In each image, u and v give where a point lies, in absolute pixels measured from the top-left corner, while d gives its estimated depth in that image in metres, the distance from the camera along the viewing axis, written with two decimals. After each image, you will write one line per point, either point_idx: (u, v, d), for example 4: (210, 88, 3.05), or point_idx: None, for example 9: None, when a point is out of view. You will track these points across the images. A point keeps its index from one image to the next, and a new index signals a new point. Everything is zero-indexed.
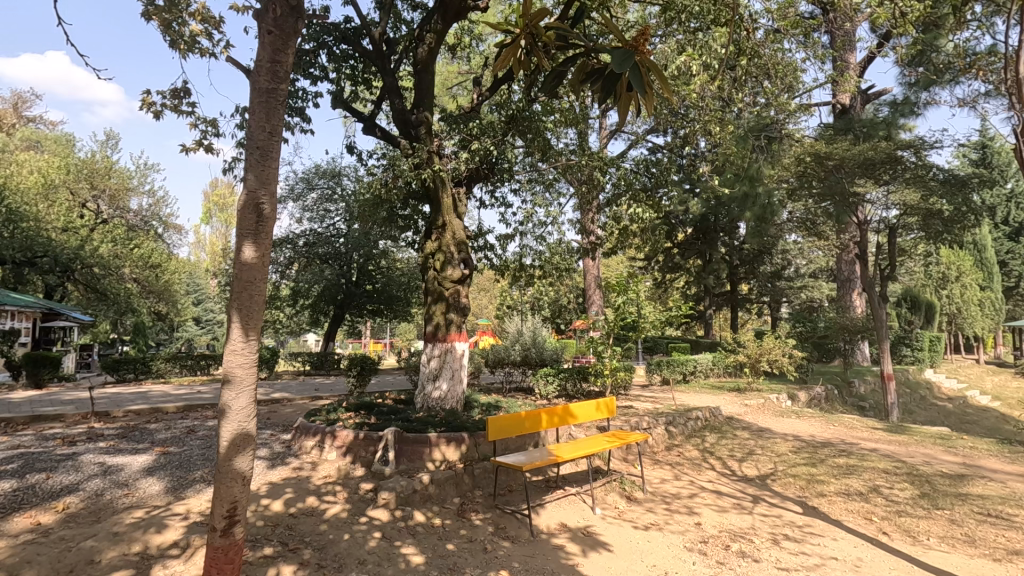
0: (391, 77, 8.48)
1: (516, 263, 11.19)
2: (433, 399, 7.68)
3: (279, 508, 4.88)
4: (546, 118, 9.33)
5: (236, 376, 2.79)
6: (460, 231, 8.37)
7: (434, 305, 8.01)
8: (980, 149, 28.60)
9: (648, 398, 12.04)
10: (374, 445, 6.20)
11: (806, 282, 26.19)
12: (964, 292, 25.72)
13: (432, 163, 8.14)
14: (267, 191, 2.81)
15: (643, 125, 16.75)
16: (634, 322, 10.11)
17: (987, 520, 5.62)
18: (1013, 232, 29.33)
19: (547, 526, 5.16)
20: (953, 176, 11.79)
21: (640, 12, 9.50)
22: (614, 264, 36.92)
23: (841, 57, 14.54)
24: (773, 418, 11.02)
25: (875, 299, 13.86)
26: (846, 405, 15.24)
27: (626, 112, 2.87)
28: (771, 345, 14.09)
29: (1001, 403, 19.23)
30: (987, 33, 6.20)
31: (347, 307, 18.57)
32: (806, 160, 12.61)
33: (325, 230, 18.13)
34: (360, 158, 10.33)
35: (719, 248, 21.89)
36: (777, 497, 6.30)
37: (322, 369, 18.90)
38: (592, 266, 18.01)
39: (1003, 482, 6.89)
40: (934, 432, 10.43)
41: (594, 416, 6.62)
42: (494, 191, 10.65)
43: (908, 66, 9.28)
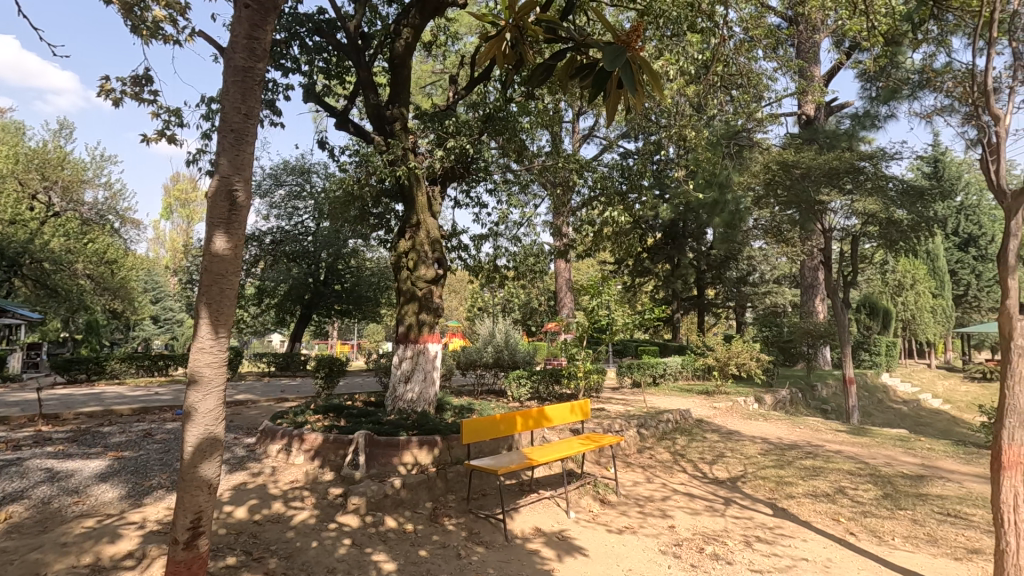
0: (366, 71, 8.29)
1: (490, 264, 11.08)
2: (404, 400, 7.52)
3: (243, 515, 4.68)
4: (522, 119, 9.23)
5: (204, 377, 2.62)
6: (434, 230, 8.24)
7: (407, 305, 7.83)
8: (933, 162, 29.93)
9: (619, 400, 12.11)
10: (343, 449, 5.98)
11: (770, 288, 26.84)
12: (918, 299, 26.76)
13: (407, 160, 7.94)
14: (241, 177, 2.65)
15: (615, 130, 16.99)
16: (605, 325, 10.14)
17: (946, 520, 5.78)
18: (962, 242, 30.73)
19: (521, 530, 5.06)
20: (911, 188, 12.25)
21: (616, 17, 9.56)
22: (585, 268, 37.31)
23: (808, 69, 14.93)
24: (742, 421, 11.21)
25: (839, 306, 14.15)
26: (809, 408, 15.67)
27: (614, 113, 2.73)
28: (739, 349, 14.36)
29: (951, 407, 20.06)
30: (942, 51, 6.35)
31: (314, 307, 18.22)
32: (772, 168, 12.98)
33: (293, 228, 17.67)
34: (332, 153, 10.04)
35: (687, 253, 22.46)
36: (747, 499, 6.36)
37: (288, 371, 18.34)
38: (564, 268, 18.15)
39: (960, 483, 7.12)
40: (894, 435, 10.74)
41: (568, 418, 6.56)
42: (469, 191, 10.52)
43: (869, 79, 9.56)
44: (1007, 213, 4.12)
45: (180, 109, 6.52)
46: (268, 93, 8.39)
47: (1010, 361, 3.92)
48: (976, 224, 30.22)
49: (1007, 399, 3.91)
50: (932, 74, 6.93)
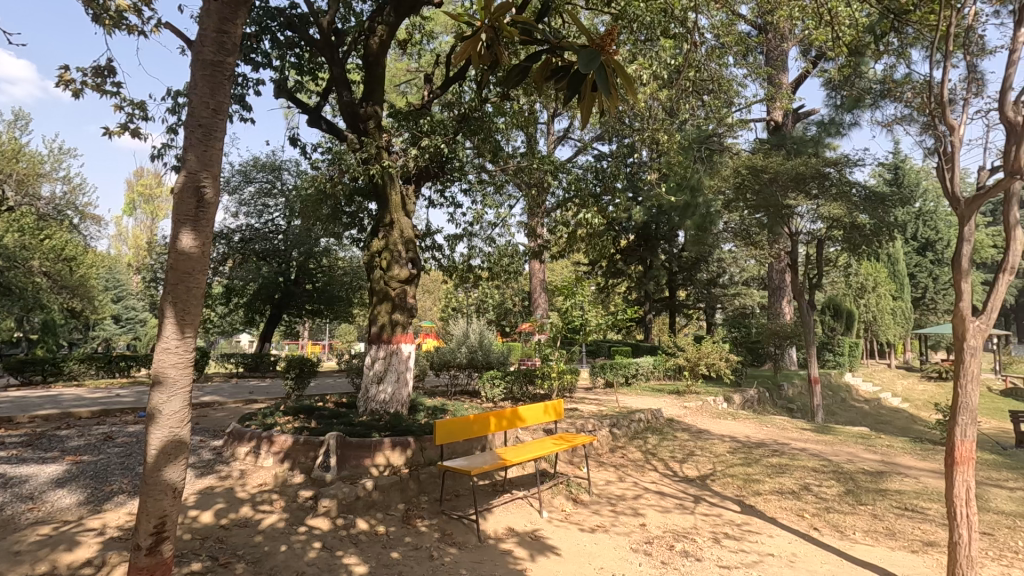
0: (339, 68, 8.17)
1: (464, 265, 11.05)
2: (377, 402, 7.45)
3: (209, 520, 4.58)
4: (497, 120, 9.31)
5: (169, 378, 2.55)
6: (407, 230, 8.17)
7: (379, 306, 7.75)
8: (894, 169, 31.05)
9: (592, 400, 12.22)
10: (314, 451, 5.89)
11: (739, 289, 27.44)
12: (879, 301, 27.70)
13: (381, 159, 7.85)
14: (209, 172, 2.58)
15: (589, 132, 17.13)
16: (579, 326, 10.24)
17: (904, 514, 5.99)
18: (921, 247, 31.96)
19: (494, 530, 5.06)
20: (873, 194, 12.68)
21: (591, 21, 9.63)
22: (559, 268, 37.55)
23: (777, 76, 15.29)
24: (711, 420, 11.44)
25: (805, 307, 14.53)
26: (775, 407, 16.08)
27: (589, 116, 2.74)
28: (709, 350, 14.67)
29: (909, 405, 20.83)
30: (902, 63, 6.59)
31: (284, 307, 17.89)
32: (742, 173, 13.25)
33: (263, 226, 17.30)
34: (304, 151, 9.87)
35: (659, 254, 22.80)
36: (716, 497, 6.49)
37: (257, 372, 17.95)
38: (538, 269, 18.23)
39: (917, 478, 7.39)
40: (856, 432, 11.09)
41: (541, 419, 6.58)
42: (444, 191, 10.47)
43: (834, 87, 9.85)
44: (961, 219, 4.30)
45: (145, 102, 6.32)
46: (237, 88, 8.20)
47: (963, 360, 4.09)
48: (933, 229, 31.43)
49: (960, 397, 4.08)
50: (893, 85, 7.19)
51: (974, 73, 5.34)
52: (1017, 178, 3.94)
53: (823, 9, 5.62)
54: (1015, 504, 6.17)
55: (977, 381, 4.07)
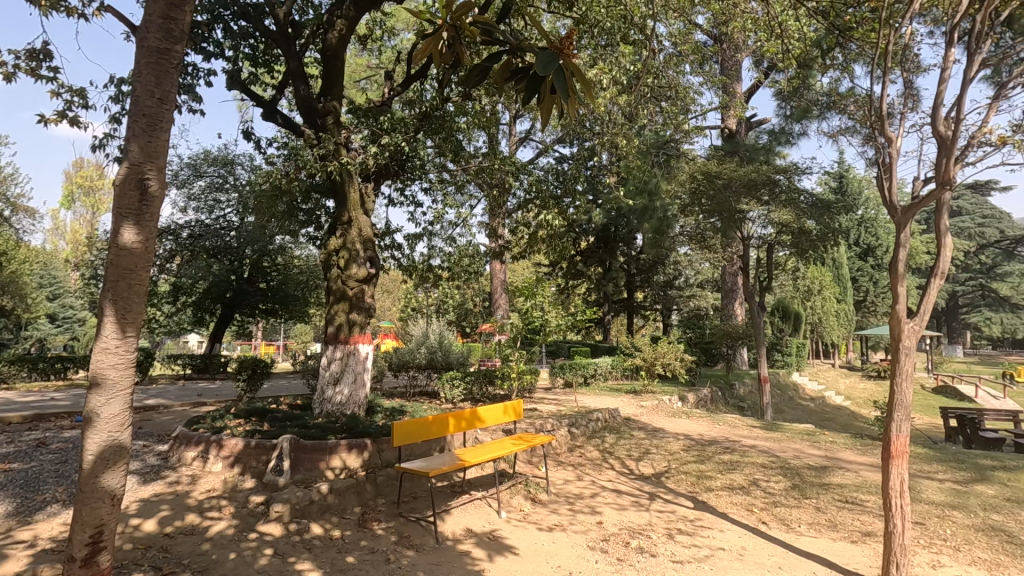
0: (296, 61, 7.96)
1: (424, 264, 10.95)
2: (333, 403, 7.29)
3: (152, 528, 4.39)
4: (458, 119, 9.25)
5: (108, 379, 2.43)
6: (366, 228, 8.03)
7: (336, 305, 7.59)
8: (838, 178, 32.57)
9: (551, 400, 12.32)
10: (266, 454, 5.72)
11: (694, 292, 28.22)
12: (824, 304, 29.01)
13: (339, 155, 7.68)
14: (153, 165, 2.47)
15: (550, 134, 17.29)
16: (539, 326, 10.32)
17: (845, 506, 6.29)
18: (862, 252, 33.63)
19: (453, 532, 5.03)
20: (819, 201, 13.26)
21: (553, 24, 9.71)
22: (520, 270, 37.73)
23: (731, 85, 15.80)
24: (666, 418, 11.71)
25: (755, 309, 15.05)
26: (727, 406, 16.61)
27: (547, 117, 2.75)
28: (664, 350, 15.03)
29: (851, 403, 21.90)
30: (846, 77, 6.91)
31: (236, 306, 17.31)
32: (698, 178, 13.61)
33: (214, 222, 16.67)
34: (258, 145, 9.57)
35: (618, 256, 23.22)
36: (670, 493, 6.66)
37: (206, 373, 17.29)
38: (499, 270, 18.25)
39: (857, 472, 7.77)
40: (801, 429, 11.56)
41: (500, 419, 6.59)
42: (404, 190, 10.36)
43: (783, 97, 10.25)
44: (897, 226, 4.54)
45: (85, 89, 6.00)
46: (187, 77, 7.87)
47: (899, 359, 4.33)
48: (874, 236, 33.16)
49: (896, 395, 4.31)
50: (838, 98, 7.53)
51: (910, 89, 5.65)
52: (948, 189, 4.20)
53: (773, 22, 5.82)
54: (944, 494, 6.58)
55: (911, 380, 4.32)
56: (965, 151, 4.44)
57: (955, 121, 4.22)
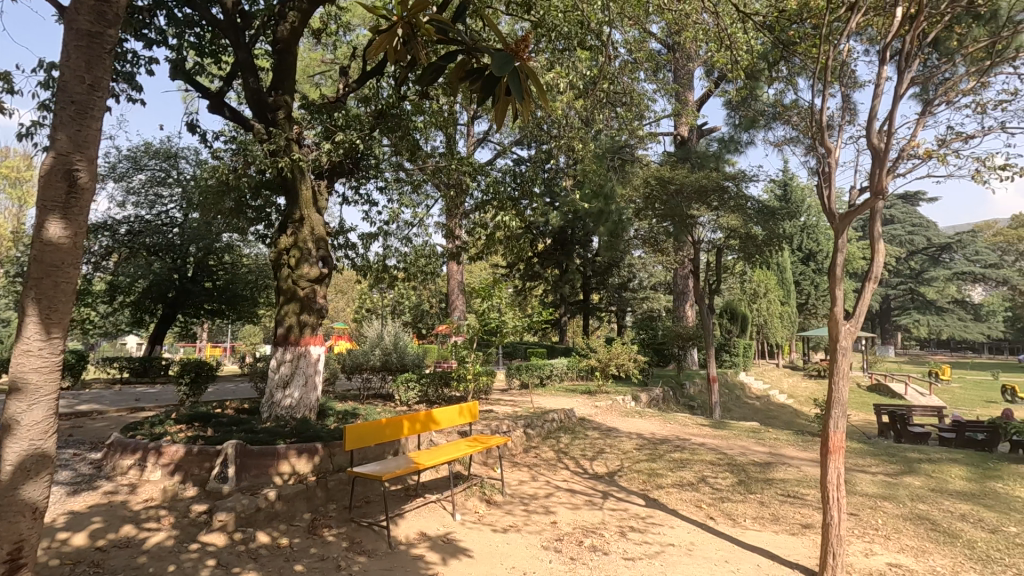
0: (245, 52, 7.68)
1: (379, 264, 10.77)
2: (282, 407, 7.06)
3: (83, 542, 4.14)
4: (415, 118, 9.14)
5: (29, 384, 2.27)
6: (319, 227, 7.82)
7: (286, 306, 7.36)
8: (783, 186, 34.03)
9: (507, 401, 12.35)
10: (210, 461, 5.47)
11: (648, 294, 28.88)
12: (769, 306, 30.24)
13: (291, 151, 7.44)
14: (83, 156, 2.32)
15: (508, 136, 17.33)
16: (496, 327, 10.32)
17: (787, 500, 6.57)
18: (804, 257, 35.25)
19: (406, 536, 4.95)
20: (765, 208, 13.81)
21: (511, 26, 9.74)
22: (477, 271, 37.62)
23: (684, 93, 16.26)
24: (620, 418, 11.93)
25: (705, 311, 15.53)
26: (678, 405, 17.08)
27: (503, 119, 2.73)
28: (618, 351, 15.30)
29: (793, 401, 22.92)
30: (790, 90, 7.23)
31: (179, 306, 16.54)
32: (651, 183, 13.94)
33: (155, 217, 15.88)
34: (203, 139, 9.19)
35: (574, 259, 23.50)
36: (623, 492, 6.78)
37: (145, 377, 16.43)
38: (456, 271, 18.17)
39: (798, 467, 8.13)
40: (748, 427, 11.99)
41: (456, 421, 6.53)
42: (359, 188, 10.18)
43: (732, 107, 10.64)
44: (835, 232, 4.78)
45: (9, 73, 5.59)
46: (125, 65, 7.47)
47: (836, 359, 4.55)
48: (815, 241, 34.82)
49: (833, 392, 4.53)
50: (782, 109, 7.87)
51: (848, 103, 5.98)
52: (880, 198, 4.45)
53: (722, 33, 6.00)
54: (876, 486, 6.98)
55: (847, 378, 4.55)
56: (895, 162, 4.72)
57: (887, 134, 4.48)
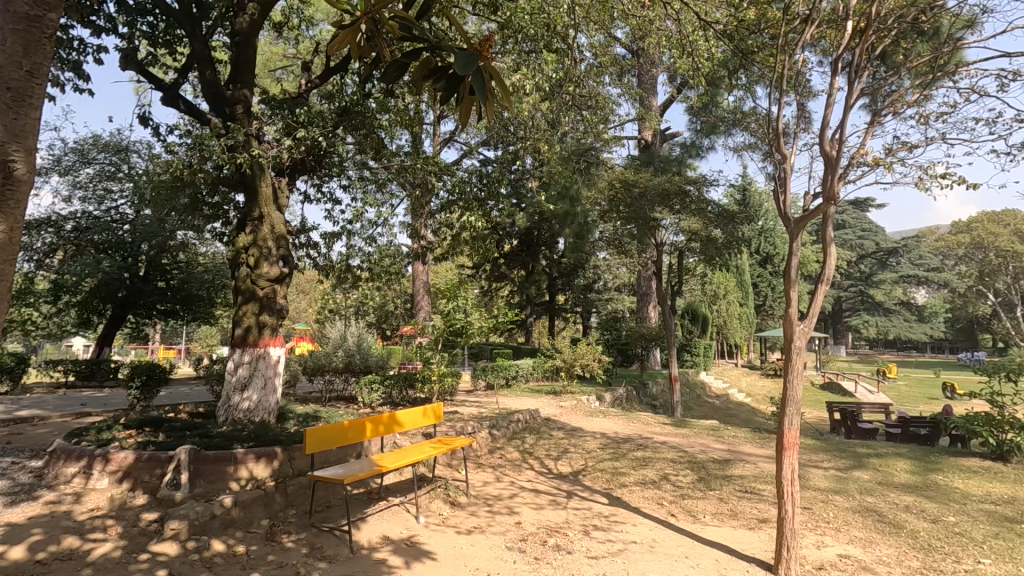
0: (201, 43, 7.42)
1: (342, 264, 10.57)
2: (240, 411, 6.85)
3: (22, 556, 3.92)
4: (380, 116, 9.01)
5: None
6: (279, 225, 7.62)
7: (245, 306, 7.14)
8: (742, 191, 35.04)
9: (472, 402, 12.30)
10: (161, 467, 5.26)
11: (612, 295, 29.29)
12: (729, 308, 31.08)
13: (250, 147, 7.21)
14: (21, 146, 2.17)
15: (475, 137, 17.27)
16: (461, 328, 10.27)
17: (744, 496, 6.76)
18: (762, 260, 36.37)
19: (368, 540, 4.86)
20: (724, 212, 14.18)
21: (477, 26, 9.70)
22: (443, 271, 37.40)
23: (647, 98, 16.53)
24: (584, 418, 12.04)
25: (667, 312, 15.83)
26: (641, 404, 17.36)
27: (467, 118, 2.71)
28: (583, 352, 15.45)
29: (751, 400, 23.61)
30: (749, 97, 7.43)
31: (130, 307, 15.86)
32: (616, 186, 14.13)
33: (104, 214, 15.19)
34: (156, 132, 8.83)
35: (540, 260, 23.61)
36: (587, 491, 6.84)
37: (92, 381, 15.68)
38: (422, 271, 18.00)
39: (755, 464, 8.37)
40: (708, 425, 12.28)
41: (420, 422, 6.46)
42: (321, 186, 9.97)
43: (694, 113, 10.88)
44: (790, 236, 4.94)
45: None
46: (71, 53, 7.12)
47: (791, 358, 4.70)
48: (772, 245, 35.95)
49: (788, 390, 4.67)
50: (741, 116, 8.09)
51: (802, 111, 6.19)
52: (832, 204, 4.63)
53: (684, 40, 6.10)
54: (828, 481, 7.25)
55: (801, 377, 4.70)
56: (846, 170, 4.90)
57: (839, 142, 4.66)
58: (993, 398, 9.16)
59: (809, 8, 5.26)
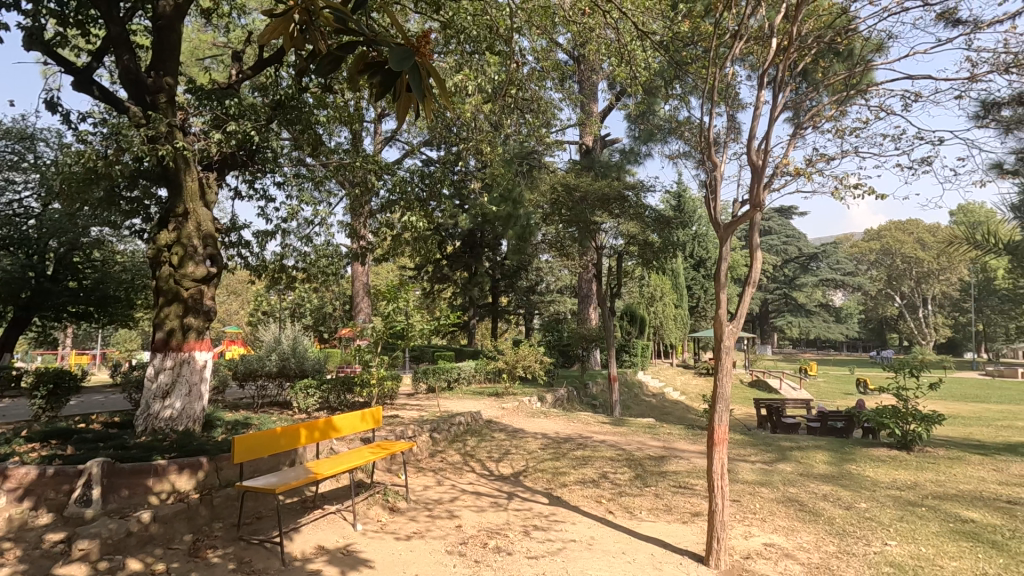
0: (119, 26, 6.91)
1: (276, 264, 10.14)
2: (161, 420, 6.42)
3: None
4: (318, 111, 8.72)
5: None
6: (206, 222, 7.20)
7: (167, 308, 6.70)
8: (677, 197, 36.43)
9: (413, 406, 12.10)
10: (69, 483, 4.83)
11: (553, 297, 29.73)
12: (665, 309, 32.23)
13: (173, 139, 6.78)
14: None
15: (417, 137, 17.04)
16: (402, 331, 10.09)
17: (678, 491, 7.01)
18: (695, 264, 37.95)
19: (302, 551, 4.67)
20: (660, 217, 14.68)
21: (419, 24, 9.58)
22: (384, 272, 36.70)
23: (588, 104, 16.89)
24: (526, 419, 12.11)
25: (607, 314, 16.21)
26: (582, 404, 17.68)
27: (403, 116, 2.64)
28: (525, 352, 15.56)
29: (685, 398, 24.55)
30: (684, 107, 7.73)
31: (35, 309, 14.56)
32: (558, 190, 14.33)
33: (5, 207, 13.87)
34: (67, 120, 8.15)
35: (483, 261, 23.61)
36: (527, 491, 6.88)
37: None
38: (361, 272, 17.59)
39: (689, 459, 8.71)
40: (645, 423, 12.66)
41: (358, 427, 6.27)
42: (253, 182, 9.53)
43: (633, 121, 11.20)
44: (720, 240, 5.18)
45: None
46: None
47: (721, 357, 4.92)
48: (704, 249, 37.57)
49: (718, 388, 4.88)
50: (676, 125, 8.40)
51: (732, 122, 6.52)
52: (758, 211, 4.88)
53: (622, 49, 6.25)
54: (754, 473, 7.65)
55: (730, 375, 4.91)
56: (770, 179, 5.18)
57: (764, 153, 4.93)
58: (899, 392, 9.95)
59: (738, 24, 5.54)
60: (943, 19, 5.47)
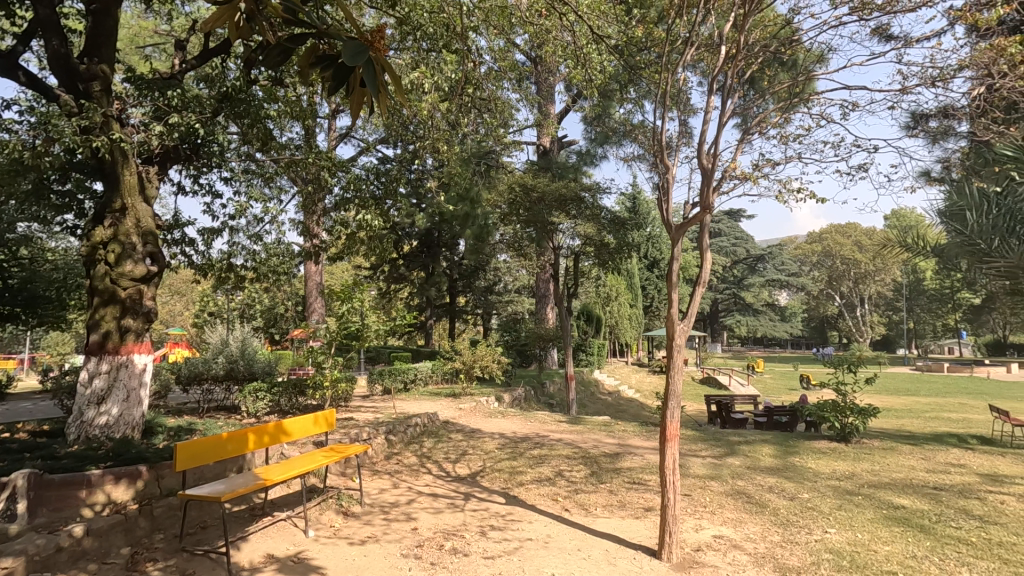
0: (47, 9, 6.49)
1: (223, 263, 9.74)
2: (96, 427, 6.06)
3: None
4: (268, 105, 8.43)
5: None
6: (146, 218, 6.84)
7: (102, 309, 6.34)
8: (632, 198, 37.14)
9: (368, 408, 11.86)
10: None
11: (511, 298, 29.79)
12: (620, 309, 32.81)
13: (110, 129, 6.40)
14: None
15: (373, 134, 16.73)
16: (357, 332, 9.88)
17: (633, 487, 7.15)
18: (649, 264, 38.83)
19: (249, 560, 4.50)
20: (615, 219, 14.95)
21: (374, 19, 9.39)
22: (338, 272, 35.88)
23: (545, 106, 17.00)
24: (483, 419, 12.07)
25: (564, 313, 16.35)
26: (539, 403, 17.77)
27: (358, 111, 2.58)
28: (483, 353, 15.53)
29: (640, 396, 25.06)
30: (638, 111, 7.88)
31: None
32: (516, 190, 14.33)
33: None
34: None
35: (440, 261, 23.41)
36: (484, 492, 6.87)
37: None
38: (315, 271, 17.13)
39: (643, 456, 8.90)
40: (600, 421, 12.84)
41: (310, 431, 6.09)
42: (198, 177, 9.13)
43: (589, 123, 11.33)
44: (672, 241, 5.31)
45: None
46: None
47: (673, 355, 5.04)
48: (658, 250, 38.47)
49: (670, 385, 5.00)
50: (631, 128, 8.54)
51: (684, 127, 6.71)
52: (707, 213, 5.02)
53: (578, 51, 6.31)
54: (705, 468, 7.88)
55: (681, 372, 5.04)
56: (719, 182, 5.34)
57: (714, 156, 5.08)
58: (839, 387, 10.46)
59: (689, 32, 5.68)
60: (878, 34, 5.78)
